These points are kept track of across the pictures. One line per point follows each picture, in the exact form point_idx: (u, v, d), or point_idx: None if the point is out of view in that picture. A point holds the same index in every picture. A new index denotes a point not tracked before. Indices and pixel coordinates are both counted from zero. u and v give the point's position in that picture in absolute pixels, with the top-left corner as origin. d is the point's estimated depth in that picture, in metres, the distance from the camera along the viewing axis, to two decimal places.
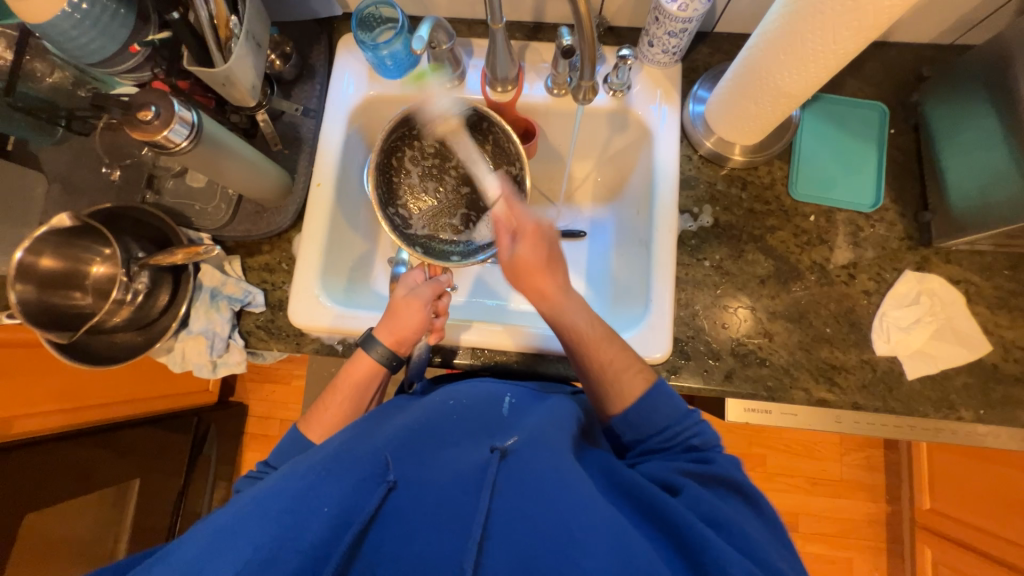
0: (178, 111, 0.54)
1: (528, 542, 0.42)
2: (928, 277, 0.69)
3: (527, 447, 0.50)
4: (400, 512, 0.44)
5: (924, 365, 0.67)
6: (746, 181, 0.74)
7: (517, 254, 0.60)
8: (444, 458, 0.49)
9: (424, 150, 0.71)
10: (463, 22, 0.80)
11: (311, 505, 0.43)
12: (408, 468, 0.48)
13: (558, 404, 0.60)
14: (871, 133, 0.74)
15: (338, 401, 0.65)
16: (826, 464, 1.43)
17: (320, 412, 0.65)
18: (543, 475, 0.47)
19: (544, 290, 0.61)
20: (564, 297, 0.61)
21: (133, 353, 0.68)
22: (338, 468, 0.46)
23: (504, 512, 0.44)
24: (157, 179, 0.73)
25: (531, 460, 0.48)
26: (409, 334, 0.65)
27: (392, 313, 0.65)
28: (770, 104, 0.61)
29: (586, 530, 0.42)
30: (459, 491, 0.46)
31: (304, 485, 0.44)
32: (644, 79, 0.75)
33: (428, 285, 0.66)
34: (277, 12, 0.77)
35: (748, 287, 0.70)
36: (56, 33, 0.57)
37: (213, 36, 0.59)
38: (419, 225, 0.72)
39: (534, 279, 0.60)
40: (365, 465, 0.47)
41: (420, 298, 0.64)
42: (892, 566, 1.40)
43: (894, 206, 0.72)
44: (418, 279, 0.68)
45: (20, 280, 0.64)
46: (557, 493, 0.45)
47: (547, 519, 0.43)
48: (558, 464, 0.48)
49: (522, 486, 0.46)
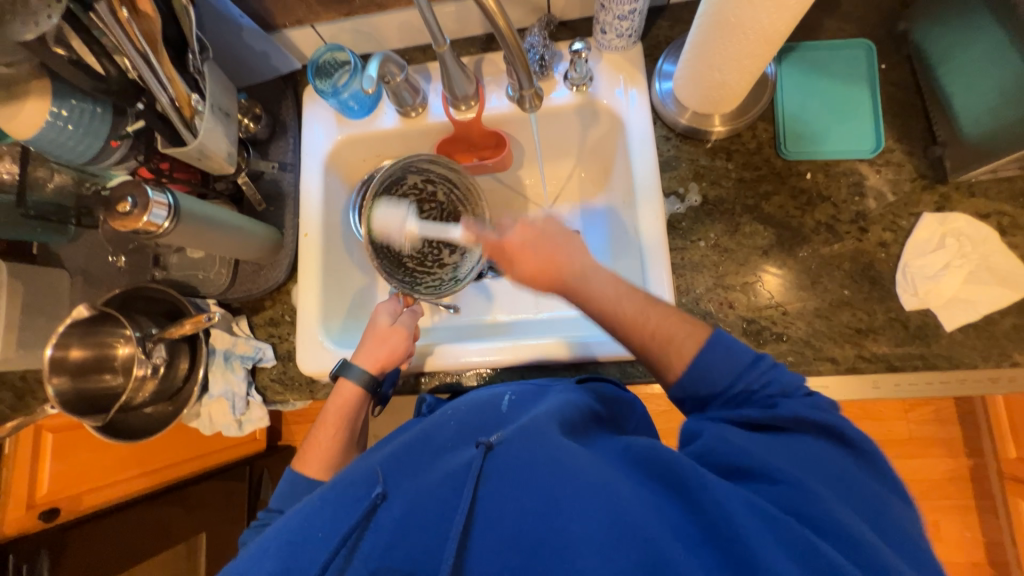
0: (153, 196, 0.57)
1: (515, 528, 0.41)
2: (951, 217, 0.63)
3: (516, 434, 0.48)
4: (390, 521, 0.44)
5: (963, 312, 0.61)
6: (731, 151, 0.70)
7: (507, 240, 0.58)
8: (438, 463, 0.49)
9: (411, 199, 0.68)
10: (418, 48, 0.81)
11: (308, 530, 0.45)
12: (400, 481, 0.48)
13: (559, 394, 0.58)
14: (860, 74, 0.68)
15: (329, 434, 0.66)
16: (891, 424, 1.32)
17: (314, 448, 0.66)
18: (529, 459, 0.45)
19: (571, 270, 0.56)
20: (596, 279, 0.56)
21: (165, 422, 0.72)
22: (332, 494, 0.48)
23: (492, 501, 0.44)
24: (162, 257, 0.77)
25: (518, 446, 0.46)
26: (391, 361, 0.68)
27: (379, 342, 0.68)
28: (735, 70, 0.58)
29: (574, 500, 0.41)
30: (446, 489, 0.45)
31: (300, 517, 0.46)
32: (606, 67, 0.73)
33: (410, 315, 0.70)
34: (242, 78, 0.80)
35: (752, 260, 0.66)
36: (48, 143, 0.62)
37: (178, 117, 0.61)
38: (405, 271, 0.67)
39: (559, 262, 0.56)
40: (356, 486, 0.48)
41: (405, 329, 0.68)
42: (983, 523, 1.29)
43: (900, 146, 0.66)
44: (399, 307, 0.71)
45: (56, 374, 0.68)
46: (543, 469, 0.44)
47: (534, 497, 0.43)
48: (546, 445, 0.46)
49: (510, 471, 0.45)
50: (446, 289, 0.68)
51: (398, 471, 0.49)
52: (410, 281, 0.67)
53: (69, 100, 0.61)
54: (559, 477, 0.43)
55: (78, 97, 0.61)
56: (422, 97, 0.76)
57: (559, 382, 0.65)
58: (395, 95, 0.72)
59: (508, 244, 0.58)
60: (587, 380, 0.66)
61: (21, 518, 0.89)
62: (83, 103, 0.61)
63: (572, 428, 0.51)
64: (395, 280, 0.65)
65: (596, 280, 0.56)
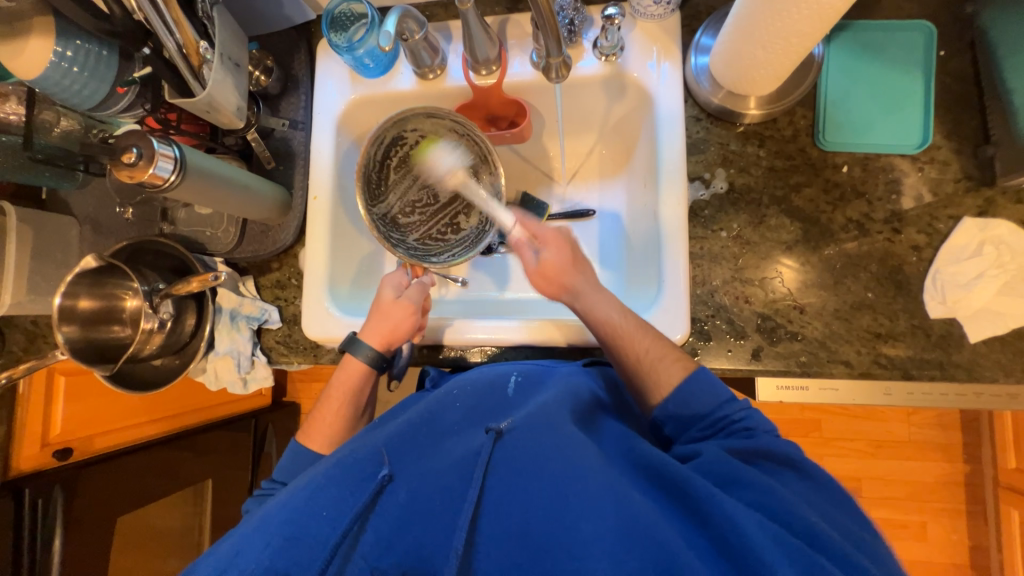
0: (159, 148, 0.55)
1: (521, 522, 0.44)
2: (993, 223, 0.60)
3: (522, 426, 0.50)
4: (395, 507, 0.46)
5: (991, 324, 0.59)
6: (764, 137, 0.66)
7: (544, 259, 0.63)
8: (445, 448, 0.51)
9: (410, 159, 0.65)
10: (440, 4, 0.76)
11: (311, 508, 0.45)
12: (406, 463, 0.50)
13: (566, 379, 0.58)
14: (915, 60, 0.63)
15: (334, 407, 0.67)
16: (890, 425, 1.32)
17: (318, 420, 0.68)
18: (538, 452, 0.47)
19: (574, 286, 0.63)
20: (593, 292, 0.62)
21: (171, 376, 0.74)
22: (337, 471, 0.48)
23: (498, 493, 0.46)
24: (170, 211, 0.76)
25: (525, 439, 0.48)
26: (398, 336, 0.66)
27: (382, 316, 0.66)
28: (780, 48, 0.53)
29: (581, 498, 0.43)
30: (453, 476, 0.47)
31: (304, 494, 0.46)
32: (638, 36, 0.68)
33: (416, 287, 0.67)
34: (254, 27, 0.76)
35: (774, 255, 0.64)
36: (53, 85, 0.59)
37: (186, 66, 0.58)
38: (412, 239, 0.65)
39: (564, 277, 0.63)
40: (361, 466, 0.49)
41: (410, 303, 0.66)
42: (971, 528, 1.30)
43: (947, 143, 0.62)
44: (404, 279, 0.69)
45: (66, 323, 0.68)
46: (552, 465, 0.46)
47: (541, 491, 0.45)
48: (556, 443, 0.47)
49: (518, 465, 0.47)
50: (460, 255, 0.64)
51: (404, 455, 0.51)
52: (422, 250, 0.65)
53: (72, 40, 0.58)
54: (568, 475, 0.45)
55: (83, 38, 0.59)
56: (442, 58, 0.72)
57: (566, 365, 0.64)
58: (413, 55, 0.68)
59: (542, 237, 0.64)
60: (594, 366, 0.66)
61: (35, 455, 0.93)
62: (89, 45, 0.59)
63: (581, 418, 0.52)
64: (401, 250, 0.62)
65: (599, 301, 0.61)
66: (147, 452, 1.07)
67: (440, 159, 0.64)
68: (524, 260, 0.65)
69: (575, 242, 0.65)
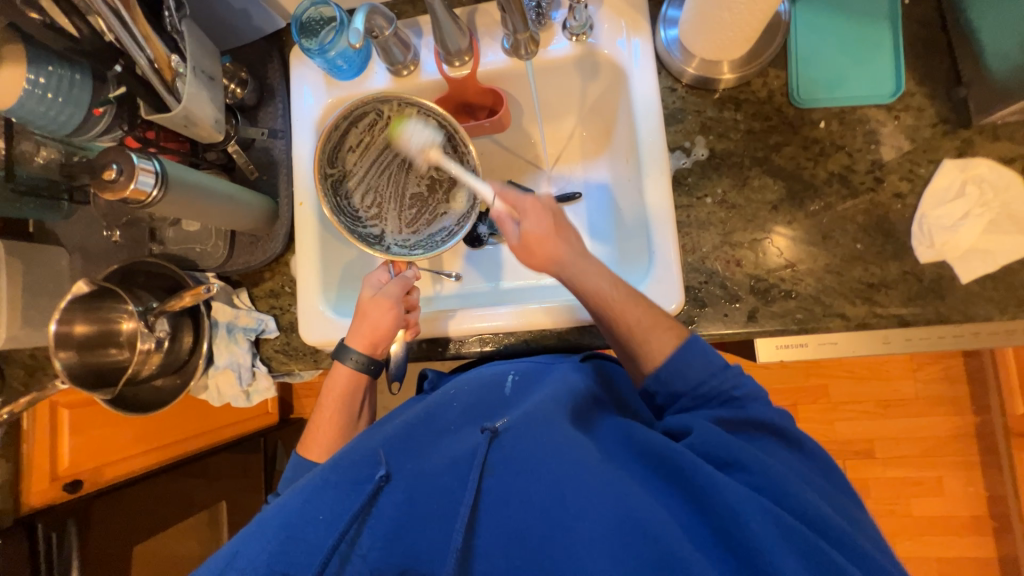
0: (138, 163, 0.55)
1: (520, 526, 0.43)
2: (973, 163, 0.60)
3: (520, 424, 0.49)
4: (392, 509, 0.46)
5: (981, 263, 0.59)
6: (740, 101, 0.66)
7: (526, 230, 0.57)
8: (442, 448, 0.50)
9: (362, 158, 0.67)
10: (408, 1, 0.76)
11: (309, 512, 0.45)
12: (404, 462, 0.49)
13: (562, 376, 0.58)
14: (881, 11, 0.63)
15: (327, 417, 0.68)
16: (897, 384, 1.32)
17: (315, 431, 0.68)
18: (535, 451, 0.46)
19: (558, 257, 0.58)
20: (578, 259, 0.58)
21: (174, 394, 0.74)
22: (334, 474, 0.48)
23: (495, 494, 0.46)
24: (157, 231, 0.76)
25: (522, 438, 0.48)
26: (383, 334, 0.66)
27: (363, 316, 0.65)
28: (746, 9, 0.53)
29: (579, 497, 0.43)
30: (451, 477, 0.47)
31: (302, 498, 0.47)
32: (607, 13, 0.68)
33: (396, 283, 0.67)
34: (225, 41, 0.76)
35: (760, 216, 0.64)
36: (30, 113, 0.60)
37: (159, 81, 0.59)
38: (393, 236, 0.69)
39: (548, 248, 0.58)
40: (358, 468, 0.49)
41: (387, 298, 0.65)
42: (986, 478, 1.30)
43: (921, 89, 0.62)
44: (384, 277, 0.69)
45: (62, 349, 0.68)
46: (549, 464, 0.45)
47: (540, 491, 0.44)
48: (552, 441, 0.47)
49: (517, 464, 0.46)
50: (438, 240, 0.67)
51: (403, 453, 0.50)
52: (402, 245, 0.68)
53: (44, 66, 0.59)
54: (565, 475, 0.44)
55: (54, 64, 0.59)
56: (414, 54, 0.72)
57: (567, 360, 0.65)
58: (384, 52, 0.69)
59: (523, 208, 0.58)
60: (593, 359, 0.68)
61: (46, 490, 0.92)
62: (60, 70, 0.59)
63: (578, 415, 0.52)
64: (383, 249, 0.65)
65: (583, 284, 0.59)
66: (157, 479, 1.07)
67: (412, 136, 0.64)
68: (505, 233, 0.59)
69: (557, 207, 0.60)
